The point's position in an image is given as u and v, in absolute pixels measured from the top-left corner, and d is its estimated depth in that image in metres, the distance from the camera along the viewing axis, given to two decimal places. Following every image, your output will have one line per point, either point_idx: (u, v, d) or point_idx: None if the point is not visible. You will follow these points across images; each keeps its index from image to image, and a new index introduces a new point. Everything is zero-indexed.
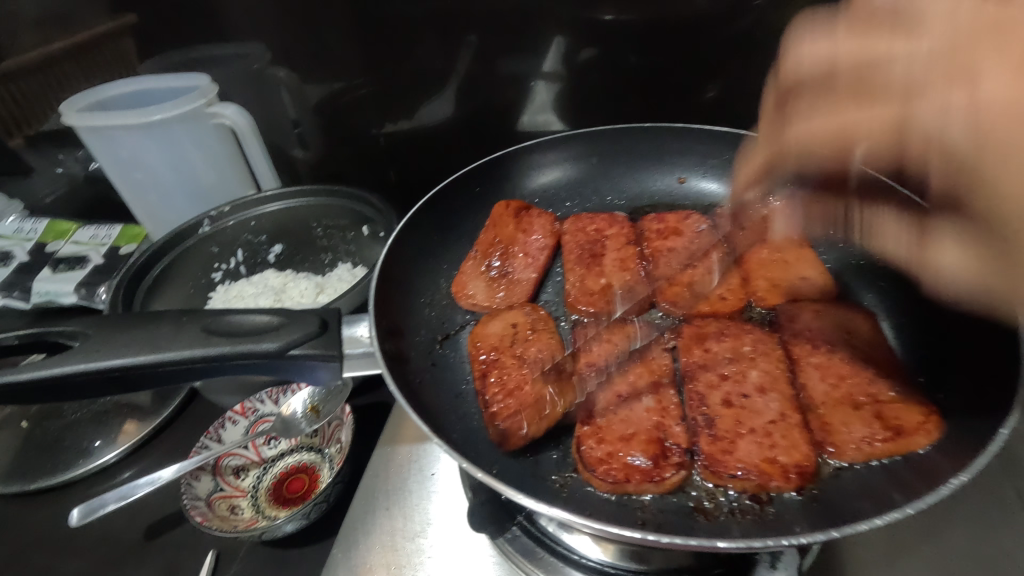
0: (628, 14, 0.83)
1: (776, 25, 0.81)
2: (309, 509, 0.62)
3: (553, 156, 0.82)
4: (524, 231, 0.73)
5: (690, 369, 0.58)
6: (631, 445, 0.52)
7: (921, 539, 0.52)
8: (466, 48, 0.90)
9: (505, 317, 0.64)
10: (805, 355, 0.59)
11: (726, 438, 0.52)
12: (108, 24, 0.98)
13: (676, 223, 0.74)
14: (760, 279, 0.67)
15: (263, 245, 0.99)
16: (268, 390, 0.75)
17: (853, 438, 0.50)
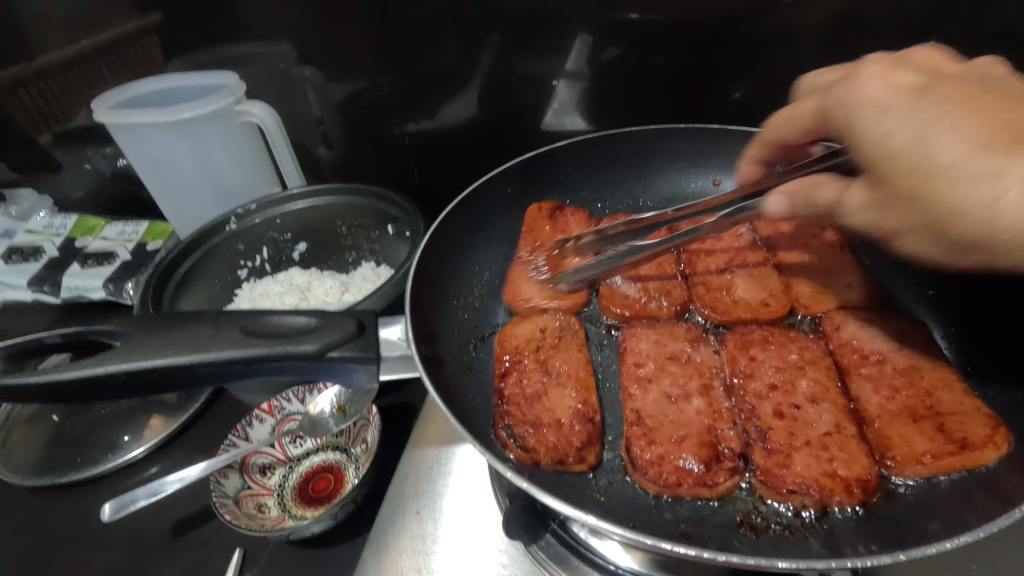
0: (658, 12, 0.81)
1: (809, 24, 0.79)
2: (337, 510, 0.62)
3: (584, 158, 0.81)
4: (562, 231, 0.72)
5: (739, 380, 0.57)
6: (683, 448, 0.51)
7: (968, 557, 0.51)
8: (491, 47, 0.89)
9: (534, 321, 0.64)
10: (855, 366, 0.57)
11: (779, 451, 0.50)
12: (137, 22, 0.99)
13: (714, 226, 0.73)
14: (803, 285, 0.66)
15: (288, 244, 0.99)
16: (294, 389, 0.75)
17: (915, 453, 0.49)
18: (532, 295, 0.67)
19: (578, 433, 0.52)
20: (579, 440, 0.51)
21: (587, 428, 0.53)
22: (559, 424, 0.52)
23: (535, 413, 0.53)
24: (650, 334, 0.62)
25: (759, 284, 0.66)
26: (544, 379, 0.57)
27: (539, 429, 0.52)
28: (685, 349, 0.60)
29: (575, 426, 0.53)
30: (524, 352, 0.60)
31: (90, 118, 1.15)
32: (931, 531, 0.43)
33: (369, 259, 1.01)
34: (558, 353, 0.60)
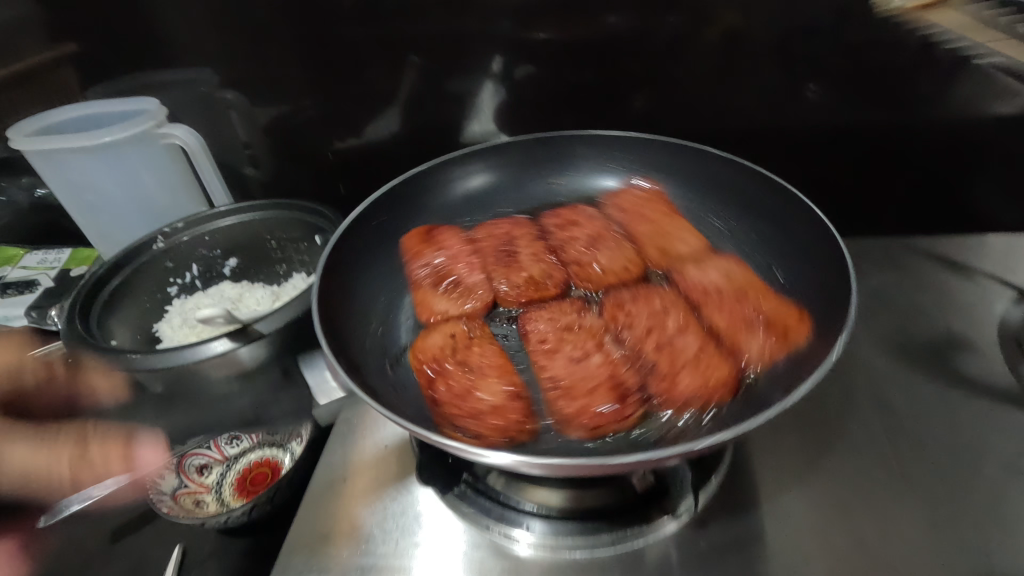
0: (553, 34, 0.92)
1: (682, 43, 0.91)
2: (272, 494, 0.68)
3: (454, 171, 0.88)
4: (438, 246, 0.79)
5: (620, 332, 0.68)
6: (596, 396, 0.60)
7: (805, 472, 0.63)
8: (407, 71, 0.98)
9: (443, 331, 0.71)
10: (698, 299, 0.70)
11: (661, 382, 0.62)
12: (44, 54, 1.01)
13: (569, 216, 0.83)
14: (655, 249, 0.79)
15: (218, 260, 1.02)
16: (229, 389, 0.78)
17: (755, 346, 0.63)
18: (433, 309, 0.75)
19: (512, 405, 0.60)
20: (517, 413, 0.60)
21: (518, 398, 0.61)
22: (497, 407, 0.59)
23: (461, 402, 0.60)
24: (543, 316, 0.72)
25: (615, 255, 0.78)
26: (462, 373, 0.64)
27: (479, 416, 0.59)
28: (576, 319, 0.70)
29: (512, 399, 0.61)
30: (435, 362, 0.66)
31: (3, 149, 1.14)
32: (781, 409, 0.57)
33: (299, 270, 1.03)
34: (472, 349, 0.68)
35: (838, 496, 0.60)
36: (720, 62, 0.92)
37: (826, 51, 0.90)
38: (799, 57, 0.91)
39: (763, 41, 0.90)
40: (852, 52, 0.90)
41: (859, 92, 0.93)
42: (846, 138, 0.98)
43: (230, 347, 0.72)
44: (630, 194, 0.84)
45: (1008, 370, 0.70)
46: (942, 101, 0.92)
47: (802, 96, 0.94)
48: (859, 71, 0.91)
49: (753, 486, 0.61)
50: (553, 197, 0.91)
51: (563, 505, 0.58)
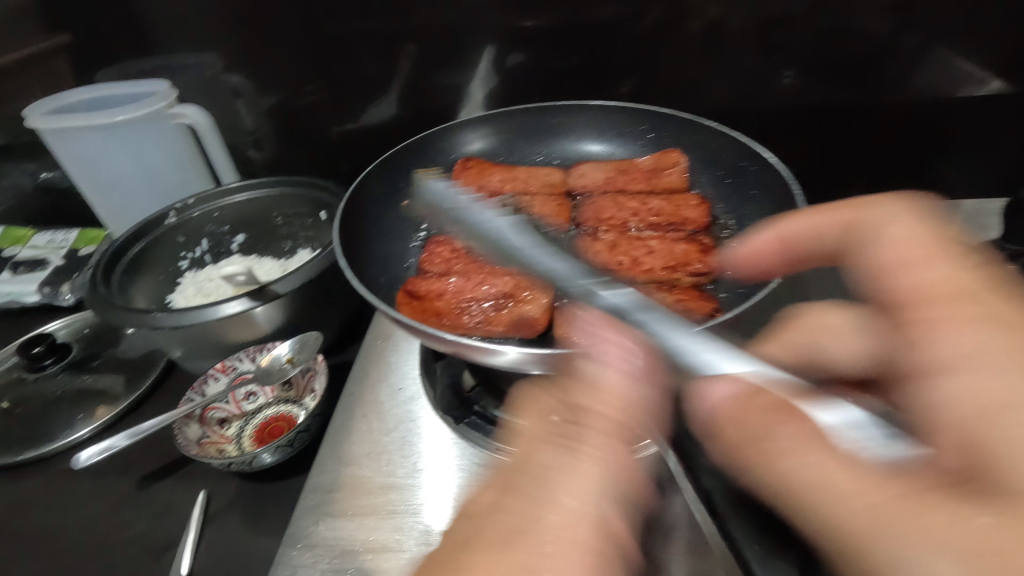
0: (544, 22, 0.98)
1: (666, 30, 0.97)
2: (292, 438, 0.71)
3: (392, 174, 0.93)
4: (439, 294, 0.76)
5: (627, 240, 0.85)
6: (677, 272, 0.79)
7: None
8: (405, 56, 1.03)
9: (568, 318, 0.72)
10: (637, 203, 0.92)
11: (684, 248, 0.81)
12: (43, 43, 1.05)
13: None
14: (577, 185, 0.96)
15: (226, 235, 1.05)
16: (246, 350, 0.83)
17: (698, 211, 0.88)
18: (525, 319, 0.73)
19: (659, 306, 0.73)
20: (650, 308, 0.73)
21: (641, 293, 0.76)
22: (652, 308, 0.72)
23: (617, 322, 0.71)
24: (594, 250, 0.84)
25: (543, 203, 0.91)
26: (584, 321, 0.71)
27: (666, 312, 0.72)
28: (606, 240, 0.86)
29: (655, 304, 0.73)
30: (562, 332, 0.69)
31: (9, 133, 1.18)
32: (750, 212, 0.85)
33: (305, 246, 1.04)
34: (580, 309, 0.72)
35: None
36: (701, 47, 0.98)
37: (800, 36, 0.97)
38: (772, 43, 0.98)
39: (741, 28, 0.96)
40: (821, 38, 0.97)
41: (829, 75, 1.00)
42: (818, 118, 1.06)
43: (247, 306, 0.76)
44: (472, 172, 0.94)
45: None
46: (907, 82, 1.00)
47: (774, 79, 1.01)
48: (829, 55, 0.98)
49: None
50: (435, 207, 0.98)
51: None
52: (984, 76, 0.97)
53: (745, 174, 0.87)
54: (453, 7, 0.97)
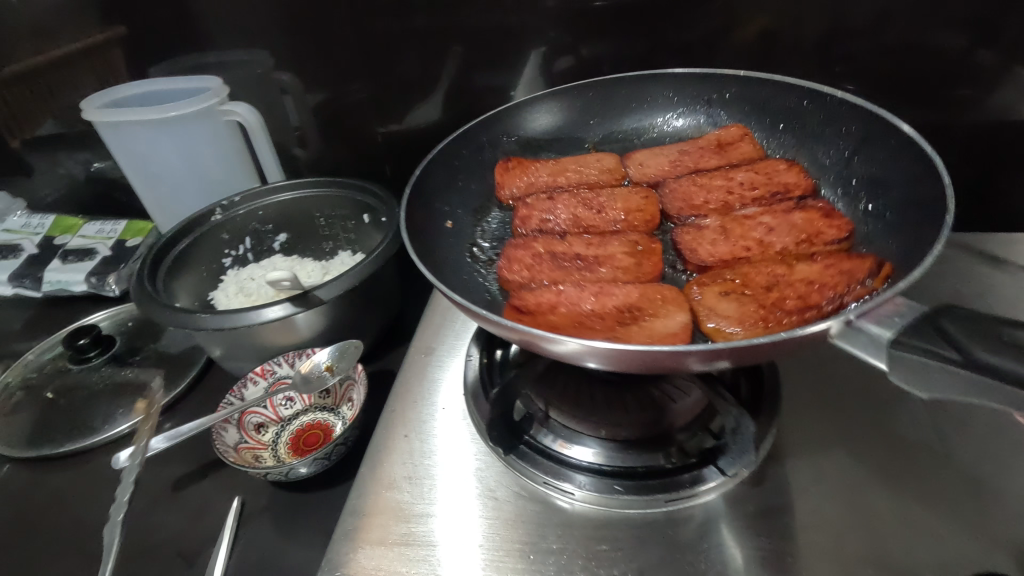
0: (597, 28, 0.94)
1: (728, 37, 0.92)
2: (330, 450, 0.70)
3: (444, 164, 0.82)
4: (553, 308, 0.61)
5: (737, 225, 0.74)
6: (812, 245, 0.70)
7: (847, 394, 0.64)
8: (454, 58, 1.00)
9: (738, 307, 0.61)
10: (705, 183, 0.82)
11: (802, 219, 0.72)
12: (98, 35, 1.06)
13: (535, 212, 0.80)
14: (644, 172, 0.86)
15: (269, 234, 1.05)
16: (285, 354, 0.81)
17: (782, 181, 0.79)
18: (656, 331, 0.59)
19: (818, 285, 0.61)
20: (803, 286, 0.61)
21: (785, 267, 0.65)
22: (807, 287, 0.61)
23: (778, 303, 0.60)
24: (710, 240, 0.73)
25: (621, 199, 0.81)
26: (758, 313, 0.60)
27: (820, 284, 0.61)
28: (723, 227, 0.74)
29: (812, 282, 0.62)
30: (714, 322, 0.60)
31: (63, 123, 1.20)
32: (834, 156, 0.78)
33: (345, 248, 1.06)
34: (709, 300, 0.63)
35: (875, 470, 0.56)
36: (764, 57, 0.93)
37: (870, 50, 0.91)
38: (839, 56, 0.92)
39: (810, 38, 0.91)
40: (895, 53, 0.90)
41: (900, 93, 0.94)
42: None
43: (289, 312, 0.75)
44: (513, 175, 0.84)
45: None
46: (988, 103, 0.93)
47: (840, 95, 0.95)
48: (899, 71, 0.92)
49: (791, 447, 0.59)
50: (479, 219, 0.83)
51: (619, 462, 0.57)
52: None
53: (807, 115, 0.81)
54: (505, 9, 0.94)
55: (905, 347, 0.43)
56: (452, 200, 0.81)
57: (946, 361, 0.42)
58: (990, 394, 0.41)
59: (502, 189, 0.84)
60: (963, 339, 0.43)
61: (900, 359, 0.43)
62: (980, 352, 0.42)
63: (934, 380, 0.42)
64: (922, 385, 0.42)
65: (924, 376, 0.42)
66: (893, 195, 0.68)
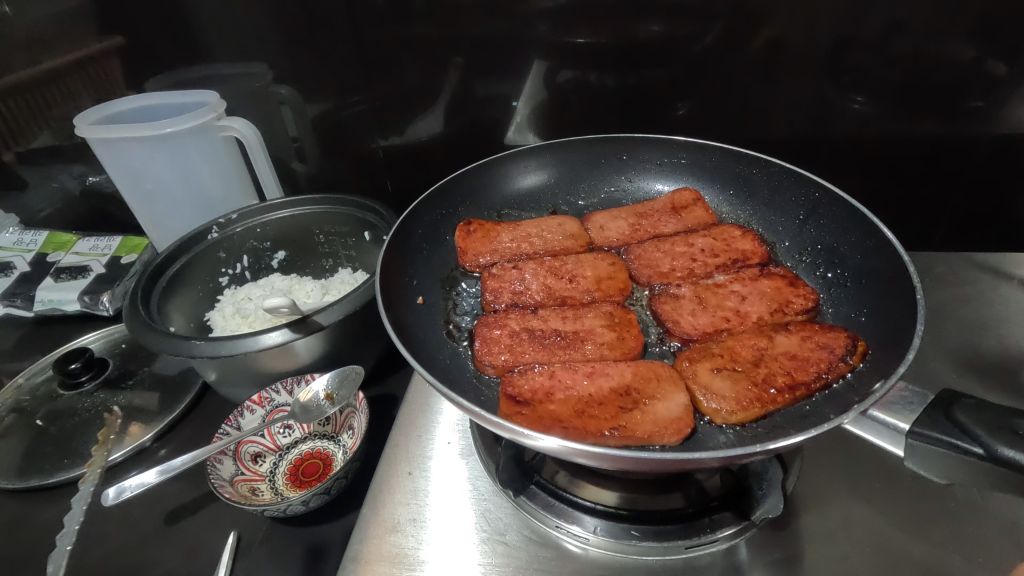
0: (602, 38, 0.92)
1: (736, 48, 0.90)
2: (330, 485, 0.67)
3: (428, 217, 0.72)
4: (547, 394, 0.51)
5: (711, 293, 0.63)
6: (787, 315, 0.59)
7: (853, 448, 0.60)
8: (456, 69, 0.98)
9: (735, 390, 0.51)
10: (671, 244, 0.70)
11: (770, 286, 0.62)
12: (96, 45, 1.04)
13: (504, 281, 0.66)
14: (598, 239, 0.72)
15: (267, 252, 1.03)
16: (283, 380, 0.78)
17: (743, 247, 0.67)
18: (658, 416, 0.49)
19: (808, 363, 0.52)
20: (792, 365, 0.52)
21: (771, 337, 0.55)
22: (798, 361, 0.52)
23: (769, 380, 0.51)
24: (687, 313, 0.61)
25: (590, 266, 0.67)
26: (753, 391, 0.50)
27: (805, 361, 0.52)
28: (696, 294, 0.63)
29: (797, 357, 0.53)
30: (711, 399, 0.51)
31: (56, 137, 1.17)
32: (785, 223, 0.69)
33: (346, 265, 1.05)
34: (702, 378, 0.52)
35: (904, 515, 0.54)
36: (774, 69, 0.91)
37: (883, 62, 0.88)
38: (851, 68, 0.89)
39: (821, 50, 0.88)
40: (909, 63, 0.88)
41: (913, 105, 0.92)
42: (899, 151, 0.96)
43: (288, 338, 0.72)
44: (477, 241, 0.70)
45: None
46: (1001, 114, 0.90)
47: (853, 108, 0.93)
48: (912, 83, 0.90)
49: (813, 487, 0.56)
50: (451, 289, 0.68)
51: (632, 504, 0.55)
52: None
53: (756, 183, 0.72)
54: (508, 19, 0.92)
55: (923, 437, 0.42)
56: (418, 272, 0.67)
57: (965, 457, 0.40)
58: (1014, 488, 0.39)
59: (467, 256, 0.69)
60: (982, 433, 0.40)
61: (920, 450, 0.42)
62: (1006, 449, 0.39)
63: (954, 470, 0.41)
64: (941, 471, 0.42)
65: (947, 468, 0.41)
66: (852, 264, 0.61)
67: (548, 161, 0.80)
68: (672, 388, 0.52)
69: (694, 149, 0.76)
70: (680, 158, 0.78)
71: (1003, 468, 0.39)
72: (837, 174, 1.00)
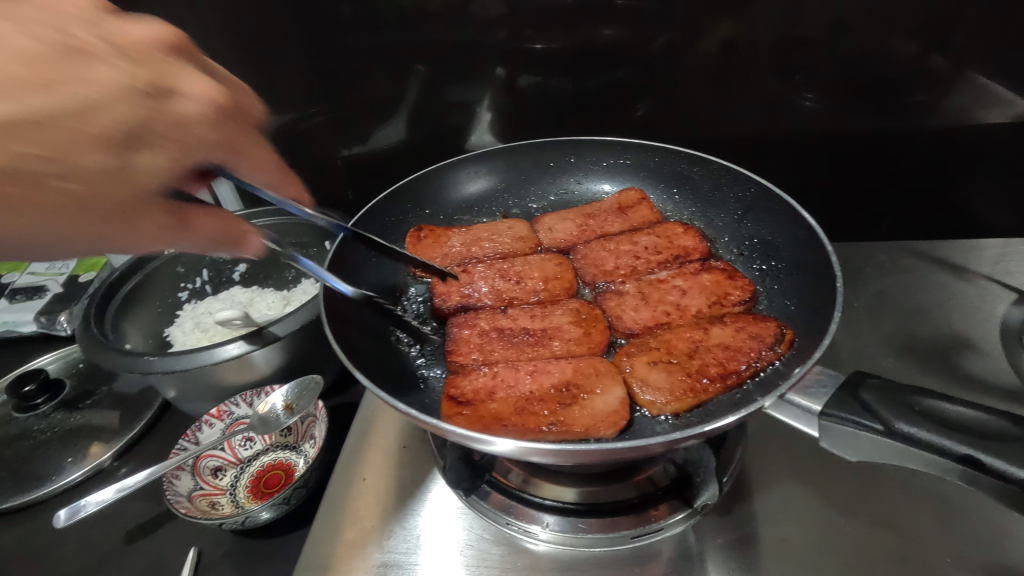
0: (555, 42, 0.94)
1: (685, 51, 0.92)
2: (289, 494, 0.67)
3: (380, 224, 0.74)
4: (490, 394, 0.53)
5: (654, 289, 0.65)
6: (725, 307, 0.61)
7: (796, 434, 0.62)
8: (414, 77, 0.99)
9: (670, 382, 0.53)
10: (617, 243, 0.71)
11: (708, 280, 0.64)
12: None
13: (454, 286, 0.67)
14: (546, 240, 0.74)
15: (228, 265, 1.02)
16: (243, 393, 0.78)
17: (685, 244, 0.69)
18: (596, 410, 0.51)
19: (739, 352, 0.54)
20: (724, 355, 0.54)
21: (706, 329, 0.58)
22: (730, 351, 0.54)
23: (701, 371, 0.53)
24: (629, 310, 0.63)
25: (537, 267, 0.69)
26: (687, 382, 0.53)
27: (736, 351, 0.54)
28: (639, 291, 0.65)
29: (729, 347, 0.55)
30: (647, 391, 0.53)
31: None
32: (725, 218, 0.71)
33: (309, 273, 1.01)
34: (638, 373, 0.55)
35: (843, 495, 0.56)
36: (723, 70, 0.93)
37: (826, 61, 0.91)
38: (796, 67, 0.92)
39: (766, 50, 0.91)
40: (850, 62, 0.91)
41: (856, 101, 0.95)
42: (844, 146, 0.99)
43: (246, 349, 0.72)
44: (428, 246, 0.71)
45: (1011, 371, 0.66)
46: (938, 108, 0.93)
47: (800, 106, 0.96)
48: (859, 79, 0.92)
49: (759, 476, 0.58)
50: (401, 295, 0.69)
51: (582, 500, 0.56)
52: (1009, 99, 0.90)
53: (698, 181, 0.75)
54: (467, 26, 0.93)
55: (834, 418, 0.44)
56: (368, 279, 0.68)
57: (869, 434, 0.43)
58: (912, 459, 0.42)
59: (417, 262, 0.70)
60: (880, 410, 0.43)
61: (833, 431, 0.44)
62: (901, 424, 0.42)
63: (863, 448, 0.43)
64: (852, 449, 0.44)
65: (858, 446, 0.44)
66: (785, 255, 0.64)
67: (499, 165, 0.81)
68: (611, 382, 0.54)
69: (638, 149, 0.78)
70: (626, 159, 0.80)
71: (901, 441, 0.42)
72: (788, 169, 1.03)
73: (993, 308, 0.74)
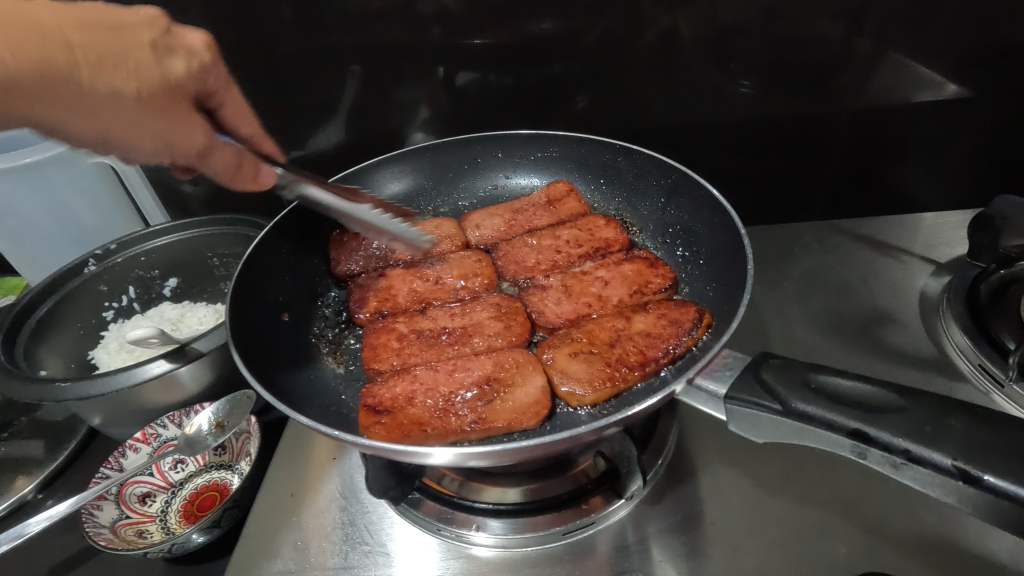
0: (492, 37, 0.91)
1: (621, 41, 0.91)
2: (219, 515, 0.64)
3: (304, 229, 0.72)
4: (410, 399, 0.53)
5: (579, 281, 0.65)
6: (646, 294, 0.63)
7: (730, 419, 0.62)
8: (350, 78, 0.94)
9: (591, 372, 0.54)
10: (543, 237, 0.72)
11: (631, 270, 0.65)
12: None
13: (376, 290, 0.67)
14: (471, 238, 0.74)
15: (157, 281, 0.96)
16: (170, 414, 0.75)
17: (608, 234, 0.70)
18: (515, 406, 0.52)
19: (656, 338, 0.56)
20: (642, 342, 0.55)
21: (627, 317, 0.59)
22: (648, 338, 0.56)
23: (619, 359, 0.54)
24: (552, 302, 0.64)
25: (457, 265, 0.69)
26: (605, 370, 0.54)
27: (654, 338, 0.56)
28: (564, 283, 0.66)
29: (648, 334, 0.56)
30: (568, 382, 0.53)
31: None
32: (649, 207, 0.72)
33: None
34: (559, 365, 0.55)
35: (771, 473, 0.57)
36: (658, 59, 0.93)
37: (758, 48, 0.92)
38: (729, 55, 0.93)
39: (698, 40, 0.91)
40: (783, 48, 0.92)
41: (789, 87, 0.95)
42: (781, 131, 1.00)
43: (170, 368, 0.69)
44: (350, 249, 0.71)
45: (928, 342, 0.68)
46: (862, 91, 0.95)
47: (735, 94, 0.97)
48: (788, 64, 0.93)
49: (693, 463, 0.58)
50: (322, 299, 0.68)
51: (516, 500, 0.55)
52: (928, 79, 0.93)
53: (622, 171, 0.75)
54: (401, 23, 0.89)
55: (738, 401, 0.45)
56: (287, 288, 0.66)
57: (769, 414, 0.44)
58: (811, 436, 0.43)
59: (338, 266, 0.69)
60: (781, 391, 0.44)
61: (738, 414, 0.45)
62: (799, 403, 0.43)
63: (769, 429, 0.44)
64: (757, 430, 0.45)
65: (761, 427, 0.44)
66: (704, 240, 0.65)
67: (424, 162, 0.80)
68: (531, 375, 0.55)
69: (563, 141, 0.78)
70: (553, 152, 0.81)
71: (799, 420, 0.43)
72: (728, 155, 1.04)
73: (914, 281, 0.77)
